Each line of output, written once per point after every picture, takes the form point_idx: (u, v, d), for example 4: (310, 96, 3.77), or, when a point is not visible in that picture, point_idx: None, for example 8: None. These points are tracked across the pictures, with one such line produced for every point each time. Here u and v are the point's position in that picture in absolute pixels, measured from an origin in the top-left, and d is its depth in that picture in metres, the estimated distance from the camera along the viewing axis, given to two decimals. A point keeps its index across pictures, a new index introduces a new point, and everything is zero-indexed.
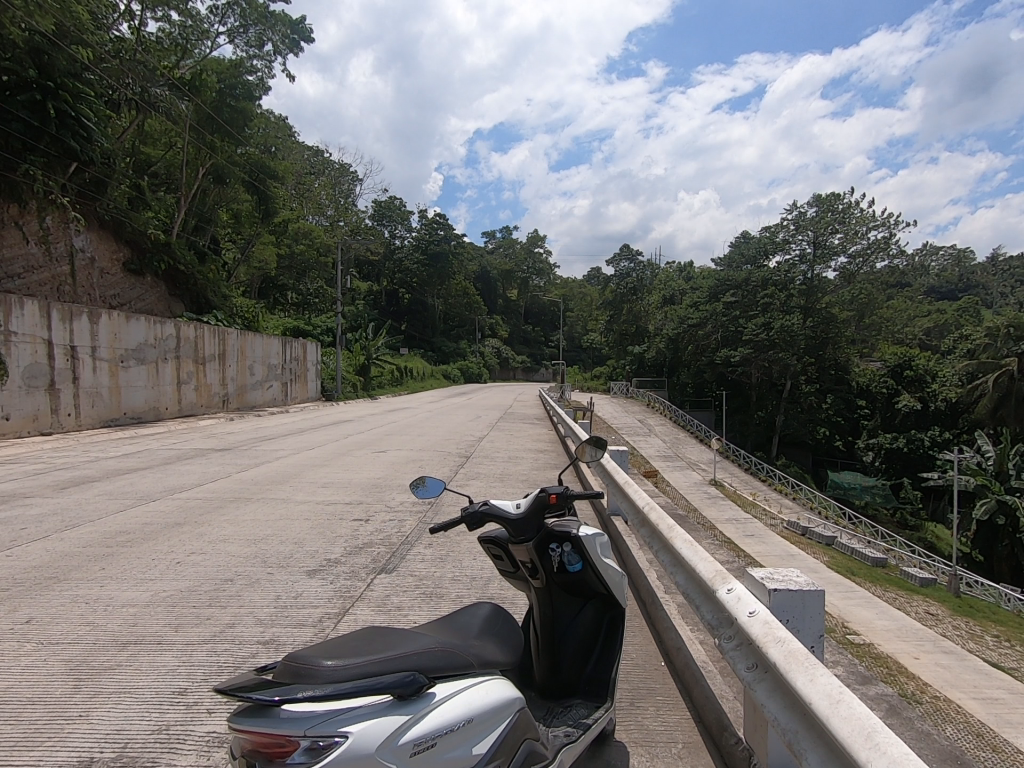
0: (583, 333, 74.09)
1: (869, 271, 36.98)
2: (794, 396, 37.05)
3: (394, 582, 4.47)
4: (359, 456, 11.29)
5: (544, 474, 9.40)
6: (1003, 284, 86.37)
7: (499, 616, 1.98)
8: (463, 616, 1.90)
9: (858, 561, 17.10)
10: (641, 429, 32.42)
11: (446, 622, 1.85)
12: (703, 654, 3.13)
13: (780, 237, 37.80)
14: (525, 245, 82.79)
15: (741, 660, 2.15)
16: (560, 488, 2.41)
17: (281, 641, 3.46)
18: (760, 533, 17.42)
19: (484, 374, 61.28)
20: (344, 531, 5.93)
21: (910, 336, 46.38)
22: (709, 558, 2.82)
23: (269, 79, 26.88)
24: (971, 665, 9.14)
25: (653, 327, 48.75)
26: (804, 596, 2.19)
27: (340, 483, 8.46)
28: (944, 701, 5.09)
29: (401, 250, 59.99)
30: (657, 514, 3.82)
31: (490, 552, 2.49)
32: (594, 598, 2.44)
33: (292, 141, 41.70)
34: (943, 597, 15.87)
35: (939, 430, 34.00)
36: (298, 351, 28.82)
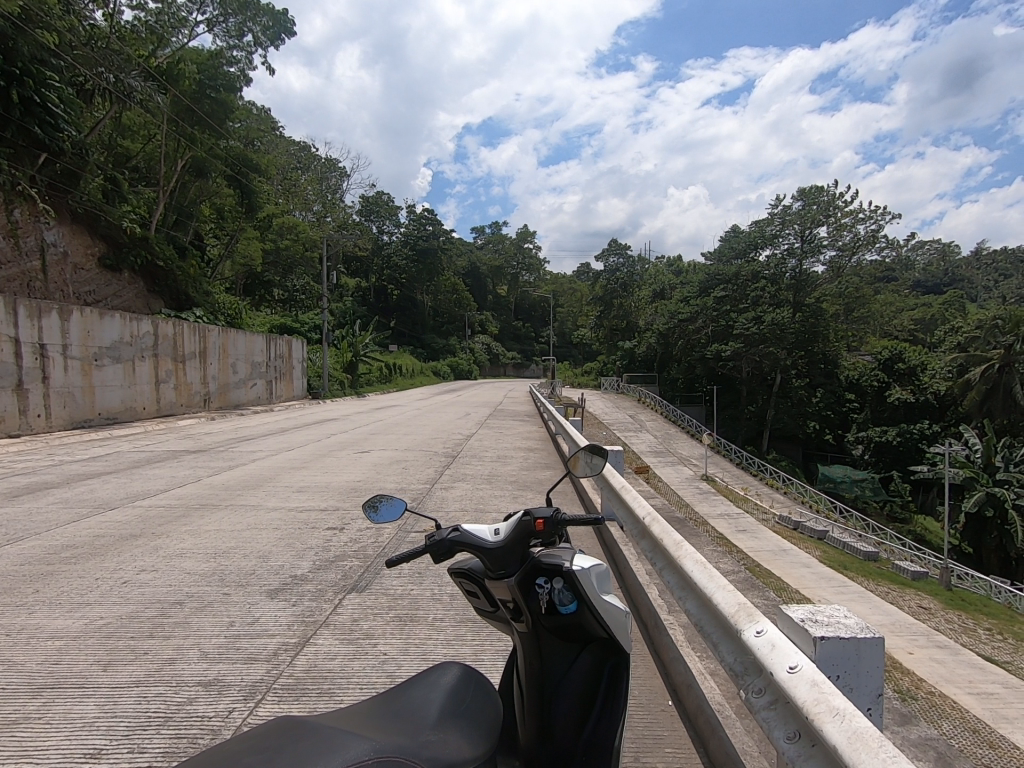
0: (573, 329, 73.63)
1: (856, 264, 37.24)
2: (784, 390, 36.83)
3: (364, 604, 3.96)
4: (340, 457, 10.78)
5: (534, 474, 8.93)
6: (988, 284, 87.75)
7: (469, 688, 1.53)
8: (420, 696, 1.47)
9: (850, 555, 16.94)
10: (632, 424, 32.06)
11: (392, 712, 1.40)
12: (718, 694, 2.70)
13: (770, 231, 37.59)
14: (514, 241, 82.17)
15: (779, 726, 1.70)
16: (548, 512, 1.98)
17: (226, 682, 2.97)
18: (752, 528, 17.14)
19: (474, 371, 60.46)
20: (315, 542, 5.43)
21: (897, 329, 46.61)
22: (729, 585, 2.35)
23: (249, 70, 26.13)
24: (966, 660, 8.94)
25: (644, 322, 48.69)
26: (859, 644, 1.76)
27: (317, 487, 7.92)
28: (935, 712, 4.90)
29: (389, 246, 59.22)
30: (659, 525, 3.36)
31: (464, 589, 2.08)
32: (592, 643, 1.96)
33: (275, 135, 40.92)
34: (936, 591, 15.60)
35: (928, 424, 33.94)
36: (283, 349, 28.07)
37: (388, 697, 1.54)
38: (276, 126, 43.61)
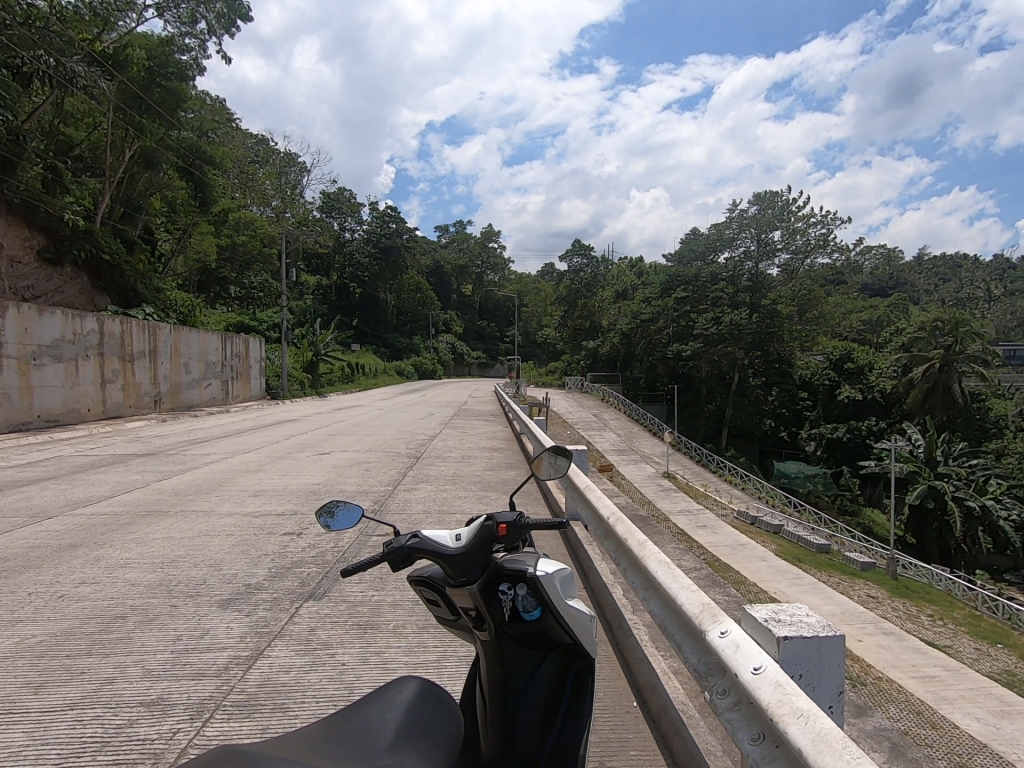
0: (537, 329, 73.96)
1: (808, 267, 38.78)
2: (741, 389, 37.91)
3: (322, 612, 3.81)
4: (299, 459, 10.44)
5: (499, 474, 8.88)
6: (928, 290, 92.78)
7: (418, 716, 1.54)
8: (366, 726, 1.46)
9: (804, 548, 17.52)
10: (596, 423, 32.38)
11: (337, 741, 1.39)
12: (682, 694, 2.70)
13: (728, 234, 38.77)
14: (479, 240, 82.00)
15: (743, 728, 1.68)
16: (510, 517, 1.93)
17: (172, 701, 2.79)
18: (712, 524, 17.54)
19: (439, 371, 59.91)
20: (271, 548, 5.22)
21: (847, 330, 48.66)
22: (693, 585, 2.33)
23: (203, 59, 25.09)
24: (911, 646, 9.36)
25: (607, 322, 49.31)
26: (821, 644, 1.77)
27: (274, 491, 7.65)
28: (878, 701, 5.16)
29: (351, 243, 58.14)
30: (623, 525, 3.35)
31: (423, 597, 2.01)
32: (555, 650, 1.90)
33: (231, 127, 39.59)
34: (883, 580, 16.30)
35: (875, 420, 35.48)
36: (239, 348, 27.13)
37: (334, 724, 1.52)
38: (232, 117, 42.17)
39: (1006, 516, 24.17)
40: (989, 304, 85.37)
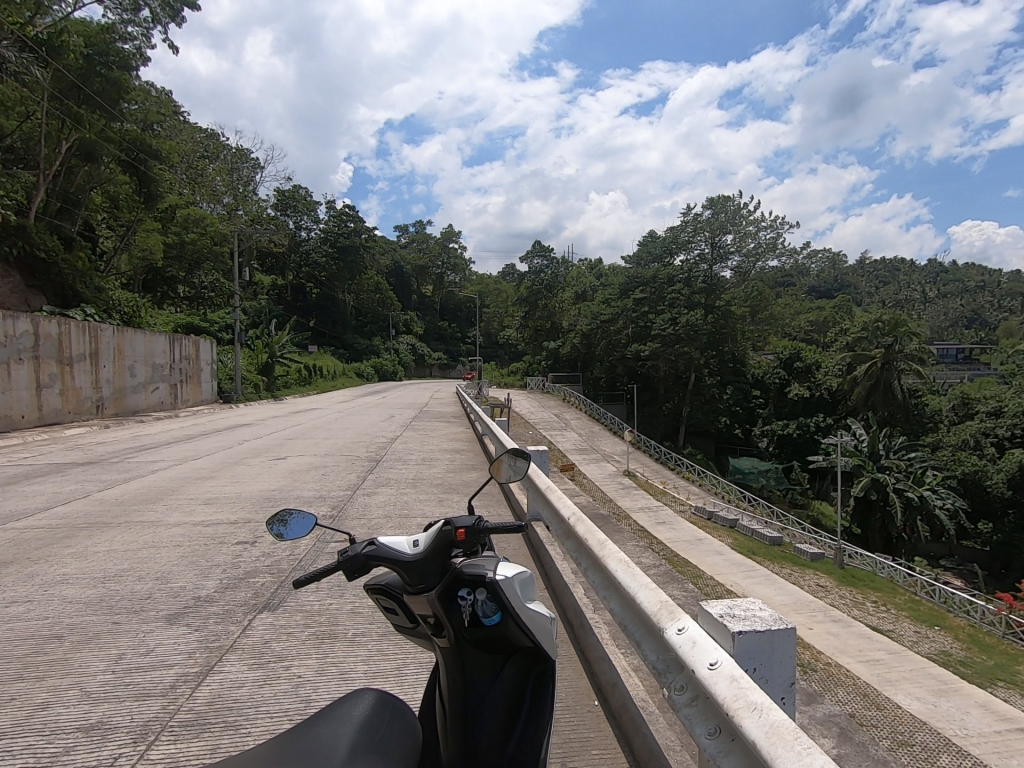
0: (499, 330, 74.05)
1: (759, 270, 40.27)
2: (698, 388, 38.95)
3: (277, 623, 3.69)
4: (252, 465, 10.11)
5: (460, 476, 8.83)
6: (870, 292, 97.69)
7: (375, 729, 1.50)
8: (320, 742, 1.43)
9: (757, 541, 18.11)
10: (557, 422, 32.64)
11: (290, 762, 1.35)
12: (642, 691, 2.74)
13: (683, 237, 39.86)
14: (439, 240, 81.39)
15: (701, 723, 1.71)
16: (469, 521, 1.91)
17: (113, 725, 2.64)
18: (670, 520, 17.93)
19: (399, 372, 59.15)
20: (223, 558, 5.03)
21: (795, 330, 50.66)
22: (651, 583, 2.36)
23: (147, 48, 23.97)
24: (857, 632, 9.80)
25: (568, 323, 49.75)
26: (773, 637, 1.82)
27: (226, 498, 7.37)
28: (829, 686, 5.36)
29: (307, 242, 56.78)
30: (584, 525, 3.36)
31: (380, 605, 1.96)
32: (516, 654, 1.88)
33: (179, 120, 38.05)
34: (831, 570, 17.00)
35: (822, 416, 37.01)
36: (189, 349, 26.06)
37: (286, 741, 1.49)
38: (180, 110, 40.50)
39: (941, 504, 25.60)
40: (925, 304, 90.55)
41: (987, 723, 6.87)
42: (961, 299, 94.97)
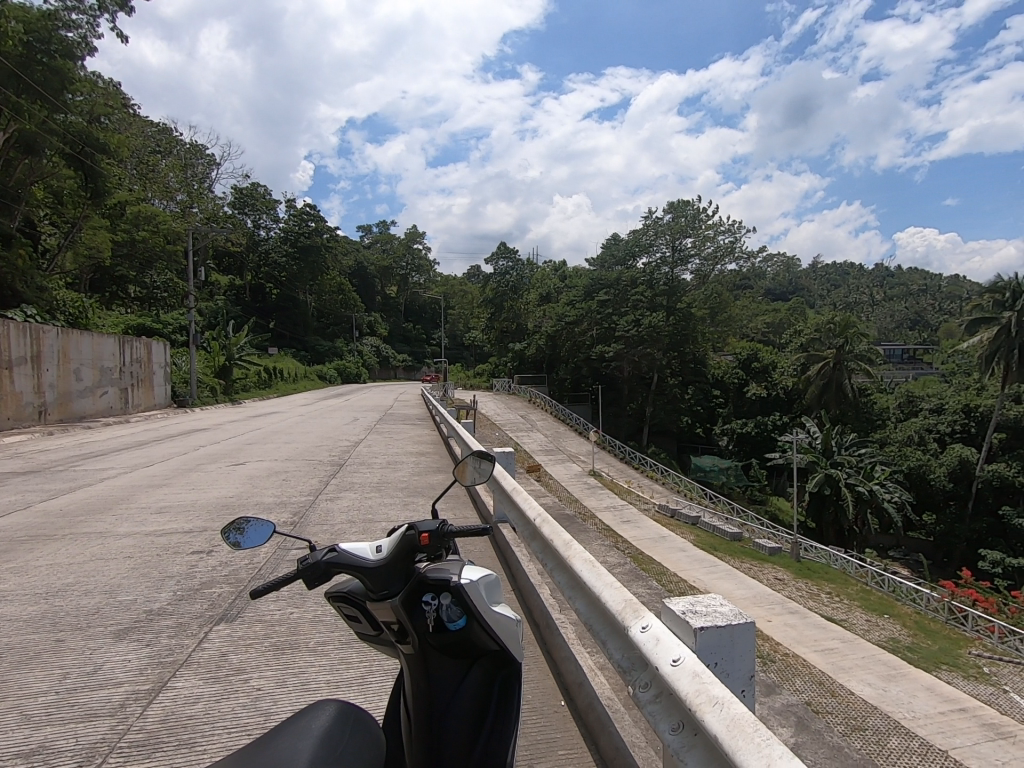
0: (464, 331, 73.81)
1: (718, 273, 41.39)
2: (660, 389, 39.75)
3: (235, 635, 3.58)
4: (209, 471, 9.74)
5: (425, 479, 8.74)
6: (821, 295, 101.88)
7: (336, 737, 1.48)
8: (279, 756, 1.40)
9: (718, 537, 18.58)
10: (523, 424, 32.73)
11: None
12: (608, 688, 2.76)
13: (645, 240, 40.67)
14: (403, 240, 80.53)
15: (664, 719, 1.73)
16: (434, 525, 1.89)
17: (55, 749, 2.50)
18: (635, 518, 18.20)
19: (363, 374, 58.21)
20: (177, 569, 4.83)
21: (753, 332, 52.26)
22: (615, 582, 2.38)
23: (93, 37, 22.96)
24: (813, 622, 10.16)
25: (533, 325, 49.97)
26: (733, 632, 1.86)
27: (181, 507, 7.08)
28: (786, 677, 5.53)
29: (266, 241, 55.31)
30: (549, 525, 3.38)
31: (343, 613, 1.92)
32: (482, 657, 1.87)
33: (129, 113, 36.53)
34: (788, 563, 17.59)
35: (778, 415, 38.21)
36: (140, 352, 24.98)
37: (247, 756, 1.45)
38: (130, 102, 38.88)
39: (889, 497, 26.84)
40: (872, 307, 95.02)
41: (931, 706, 7.26)
42: (906, 301, 99.95)
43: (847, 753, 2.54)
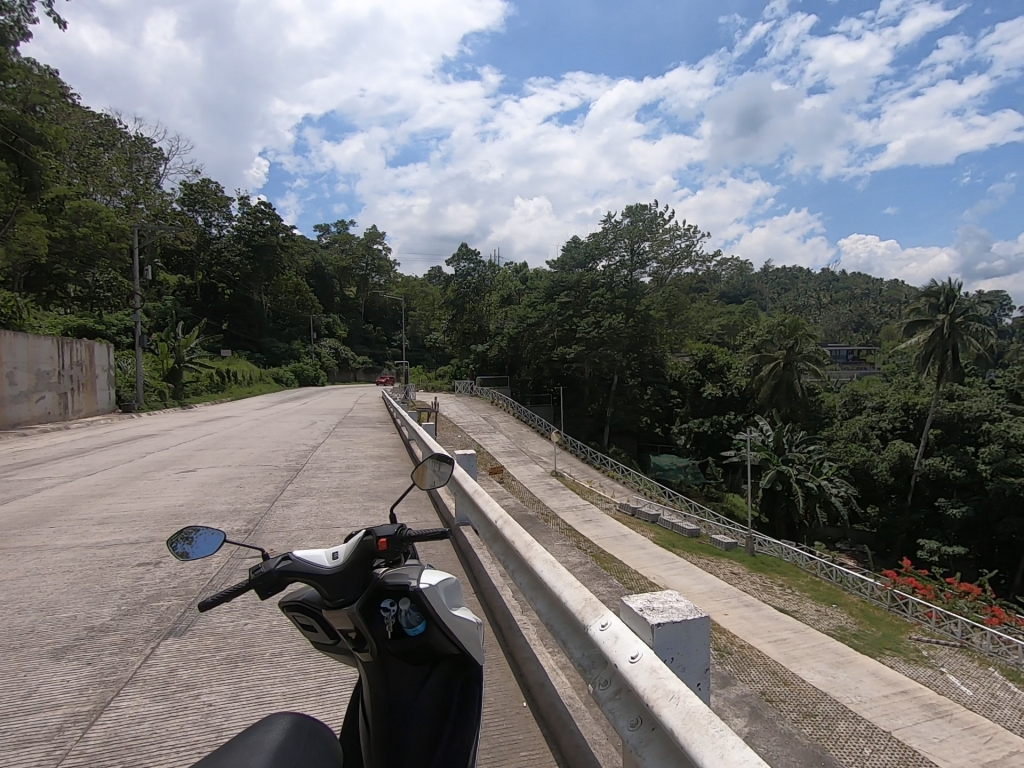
0: (425, 333, 73.25)
1: (675, 276, 42.47)
2: (620, 389, 40.46)
3: (185, 649, 3.43)
4: (157, 479, 9.34)
5: (386, 483, 8.62)
6: (772, 298, 105.90)
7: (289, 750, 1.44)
8: None
9: (677, 534, 19.03)
10: (486, 425, 32.73)
11: None
12: (569, 688, 2.79)
13: (604, 243, 41.42)
14: (363, 240, 79.31)
15: (623, 716, 1.76)
16: (392, 530, 1.86)
17: None
18: (596, 518, 18.44)
19: (322, 376, 56.91)
20: (122, 583, 4.61)
21: (709, 333, 53.79)
22: (575, 582, 2.40)
23: (28, 22, 21.75)
24: (766, 614, 10.53)
25: (495, 327, 50.05)
26: (689, 627, 1.90)
27: (126, 517, 6.77)
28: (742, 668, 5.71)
29: (218, 240, 53.50)
30: (510, 527, 3.39)
31: (298, 623, 1.87)
32: (442, 662, 1.85)
33: (68, 103, 34.72)
34: (743, 557, 18.17)
35: (733, 414, 39.48)
36: (81, 354, 23.73)
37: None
38: (69, 92, 36.96)
39: (836, 492, 28.07)
40: (819, 310, 99.33)
41: (876, 689, 7.65)
42: (850, 304, 104.87)
43: (797, 739, 2.64)
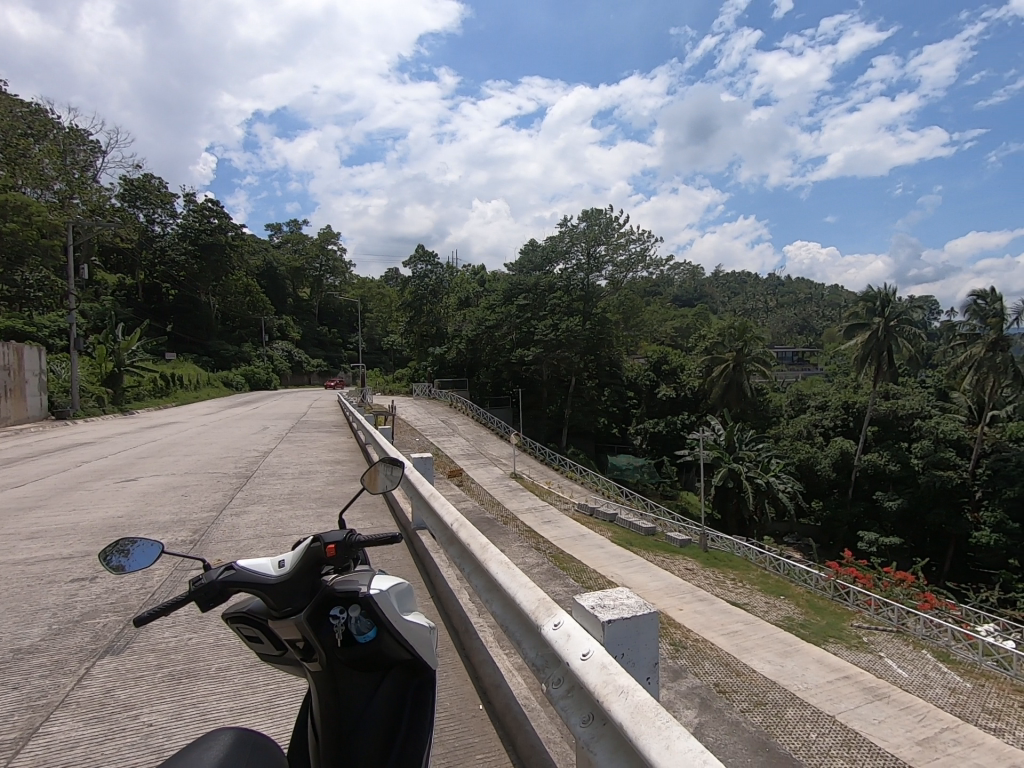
0: (382, 335, 72.15)
1: (630, 280, 43.34)
2: (578, 390, 40.93)
3: (123, 668, 3.25)
4: (94, 489, 8.82)
5: (341, 488, 8.43)
6: (722, 301, 109.49)
7: None
8: None
9: (633, 532, 19.38)
10: (444, 428, 32.47)
11: None
12: (525, 688, 2.81)
13: (561, 247, 41.93)
14: (316, 241, 77.45)
15: (575, 712, 1.78)
16: (340, 535, 1.83)
17: None
18: (555, 518, 18.55)
19: (274, 380, 55.08)
20: (54, 600, 4.33)
21: (663, 335, 55.09)
22: (529, 582, 2.42)
23: None
24: (719, 608, 10.85)
25: (453, 329, 49.78)
26: (638, 623, 1.95)
27: (59, 530, 6.37)
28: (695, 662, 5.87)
29: (162, 238, 51.14)
30: (466, 530, 3.37)
31: (243, 635, 1.81)
32: (394, 667, 1.83)
33: None
34: (697, 553, 18.67)
35: (686, 414, 40.58)
36: (8, 358, 22.19)
37: None
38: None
39: (783, 488, 29.19)
40: (767, 313, 103.34)
41: (821, 676, 8.01)
42: (795, 308, 109.55)
43: (744, 725, 2.73)
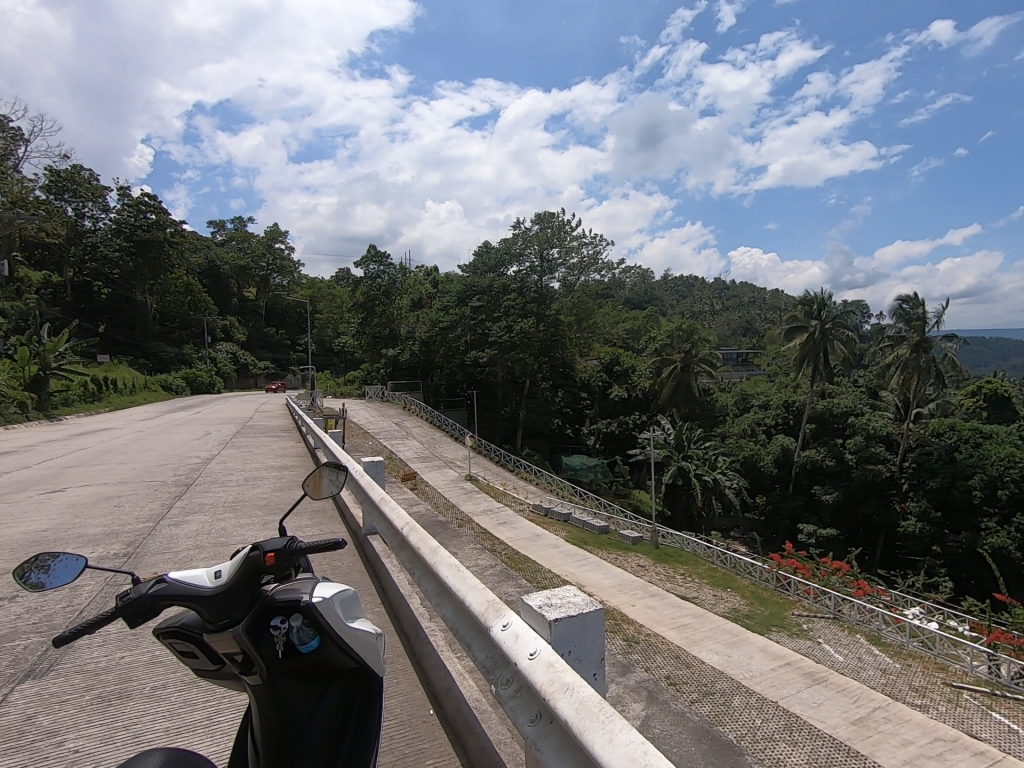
0: (333, 337, 70.47)
1: (582, 283, 44.04)
2: (533, 392, 41.25)
3: (46, 691, 3.05)
4: (15, 502, 8.21)
5: (289, 495, 8.18)
6: (671, 305, 112.72)
7: None
8: None
9: (587, 531, 19.68)
10: (398, 431, 32.02)
11: None
12: (476, 691, 2.80)
13: (515, 249, 42.25)
14: (263, 239, 74.95)
15: (523, 712, 1.79)
16: (281, 543, 1.78)
17: None
18: (510, 520, 18.59)
19: (217, 382, 52.76)
20: None
21: (615, 337, 56.18)
22: (479, 585, 2.42)
23: None
24: (669, 602, 11.16)
25: (406, 330, 49.21)
26: (584, 620, 1.98)
27: None
28: (647, 656, 6.01)
29: (93, 233, 48.23)
30: (416, 534, 3.34)
31: (177, 650, 1.73)
32: (339, 676, 1.79)
33: None
34: (648, 550, 19.14)
35: (637, 414, 41.57)
36: None
37: None
38: None
39: (728, 484, 30.31)
40: (713, 316, 107.13)
41: (765, 664, 8.36)
42: (739, 311, 114.12)
43: (689, 716, 2.81)
